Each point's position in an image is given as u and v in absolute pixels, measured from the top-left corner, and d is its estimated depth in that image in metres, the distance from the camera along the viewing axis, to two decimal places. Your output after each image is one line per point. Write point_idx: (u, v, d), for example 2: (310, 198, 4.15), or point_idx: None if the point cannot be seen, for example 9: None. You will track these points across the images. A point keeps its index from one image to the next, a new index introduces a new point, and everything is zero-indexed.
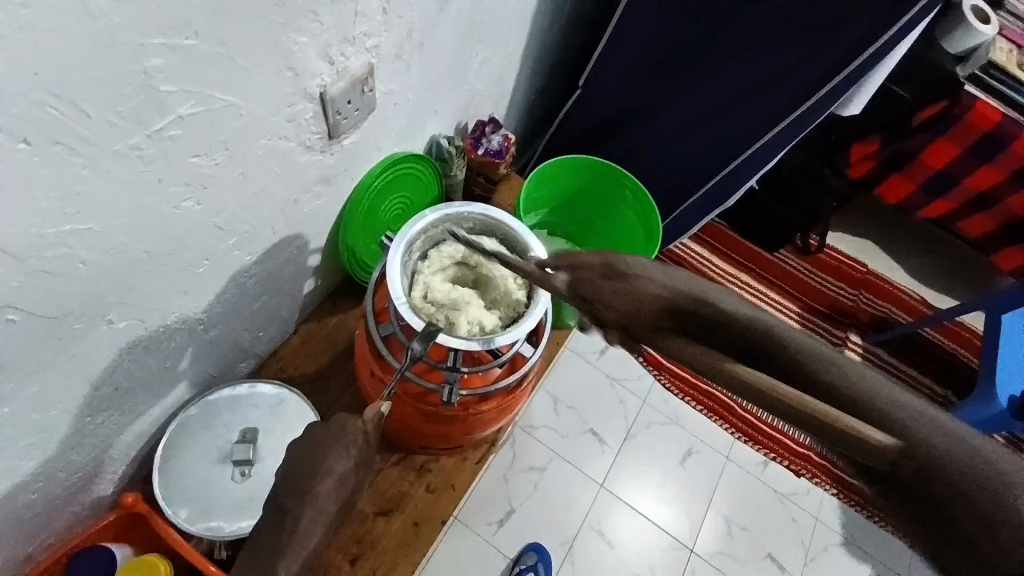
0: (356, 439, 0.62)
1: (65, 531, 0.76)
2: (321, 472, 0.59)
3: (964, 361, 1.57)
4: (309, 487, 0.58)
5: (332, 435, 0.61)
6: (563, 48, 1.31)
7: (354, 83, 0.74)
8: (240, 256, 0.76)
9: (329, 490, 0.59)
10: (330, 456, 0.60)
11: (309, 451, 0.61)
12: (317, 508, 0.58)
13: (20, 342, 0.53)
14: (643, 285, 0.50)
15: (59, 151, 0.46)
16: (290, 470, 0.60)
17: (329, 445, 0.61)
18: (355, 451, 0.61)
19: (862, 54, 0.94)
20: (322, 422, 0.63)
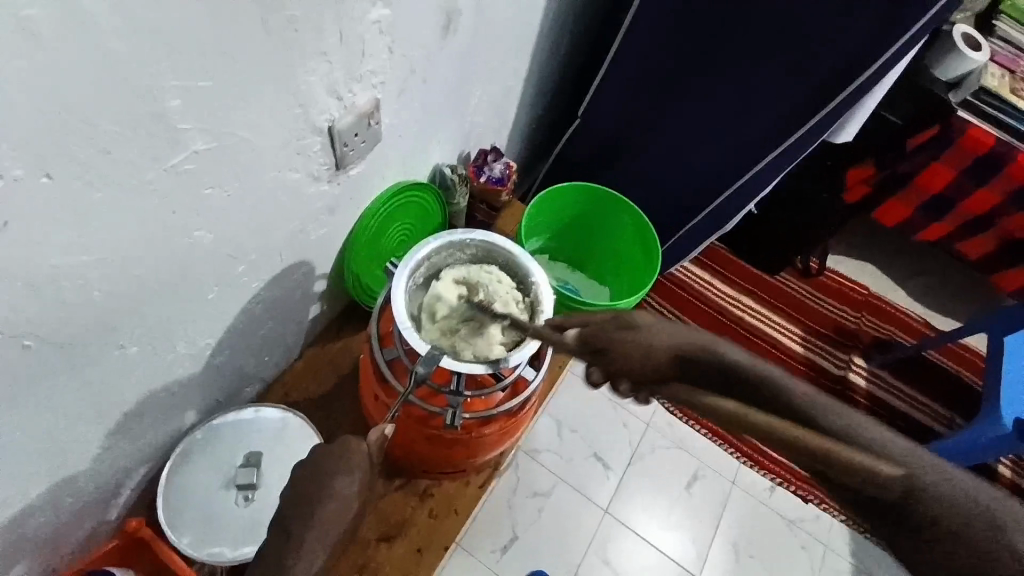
0: (359, 460, 0.63)
1: (69, 557, 0.77)
2: (327, 492, 0.60)
3: (969, 383, 1.57)
4: (315, 507, 0.59)
5: (336, 455, 0.63)
6: (562, 80, 1.36)
7: (361, 117, 0.77)
8: (248, 283, 0.78)
9: (333, 510, 0.60)
10: (335, 477, 0.61)
11: (313, 472, 0.62)
12: (321, 529, 0.59)
13: (35, 368, 0.55)
14: (658, 337, 0.52)
15: (81, 185, 0.49)
16: (294, 491, 0.61)
17: (333, 466, 0.62)
18: (359, 471, 0.62)
19: (851, 83, 0.97)
20: (326, 443, 0.65)
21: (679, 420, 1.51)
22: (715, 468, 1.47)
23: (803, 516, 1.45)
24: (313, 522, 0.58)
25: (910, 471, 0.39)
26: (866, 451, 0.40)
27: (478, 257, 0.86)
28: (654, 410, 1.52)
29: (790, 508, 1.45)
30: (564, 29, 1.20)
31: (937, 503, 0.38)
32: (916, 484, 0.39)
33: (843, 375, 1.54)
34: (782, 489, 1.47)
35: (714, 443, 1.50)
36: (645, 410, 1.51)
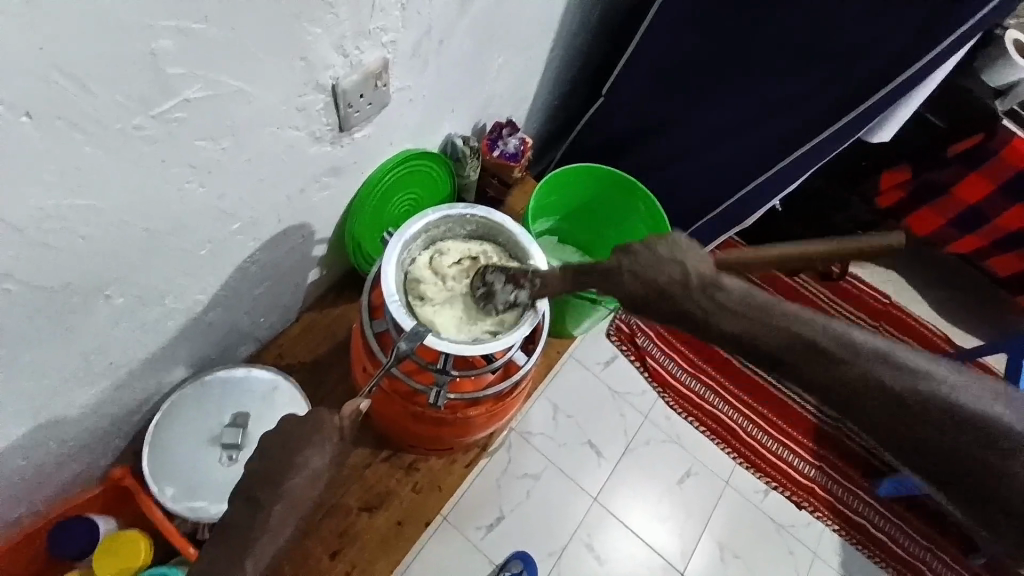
0: (331, 435, 0.61)
1: (53, 498, 0.77)
2: (296, 465, 0.58)
3: None
4: (285, 477, 0.57)
5: (308, 428, 0.60)
6: (589, 54, 1.30)
7: (368, 77, 0.74)
8: (244, 241, 0.77)
9: (304, 483, 0.58)
10: (305, 450, 0.59)
11: (284, 442, 0.60)
12: (292, 501, 0.57)
13: (14, 310, 0.54)
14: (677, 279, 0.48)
15: (62, 126, 0.47)
16: (267, 459, 0.59)
17: (305, 439, 0.59)
18: (331, 445, 0.60)
19: (896, 76, 0.90)
20: (301, 414, 0.62)
21: (677, 415, 1.48)
22: (710, 467, 1.45)
23: (795, 522, 1.42)
24: (284, 494, 0.57)
25: (919, 384, 0.39)
26: (868, 366, 0.40)
27: (479, 233, 0.83)
28: (654, 402, 1.49)
29: (783, 514, 1.43)
30: (593, 1, 1.14)
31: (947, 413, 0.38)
32: (917, 396, 0.39)
33: None
34: (776, 494, 1.44)
35: (715, 443, 1.47)
36: (644, 402, 1.48)
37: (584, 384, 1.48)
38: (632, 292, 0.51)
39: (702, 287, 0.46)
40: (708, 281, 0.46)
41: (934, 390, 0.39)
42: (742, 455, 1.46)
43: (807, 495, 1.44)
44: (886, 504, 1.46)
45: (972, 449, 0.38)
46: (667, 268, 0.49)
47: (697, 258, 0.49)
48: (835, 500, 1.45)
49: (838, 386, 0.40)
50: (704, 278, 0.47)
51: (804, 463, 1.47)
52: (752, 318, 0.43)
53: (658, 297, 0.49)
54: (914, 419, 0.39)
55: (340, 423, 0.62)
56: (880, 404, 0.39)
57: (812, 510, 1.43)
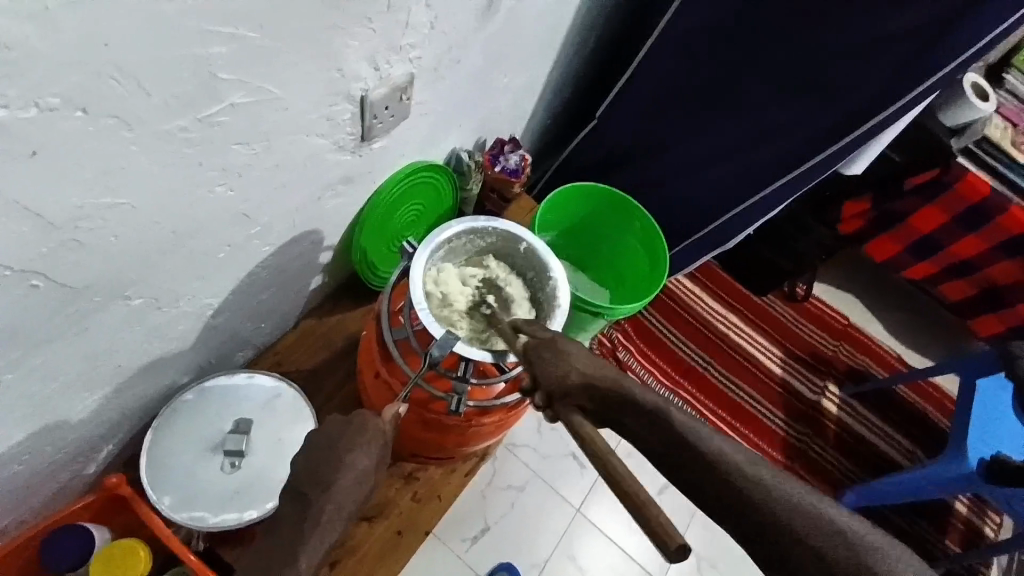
0: (377, 437, 0.62)
1: (41, 508, 0.74)
2: (344, 465, 0.59)
3: (934, 421, 1.62)
4: (334, 478, 0.58)
5: (354, 431, 0.61)
6: (584, 77, 1.35)
7: (393, 90, 0.76)
8: (259, 246, 0.76)
9: (350, 484, 0.58)
10: (352, 451, 0.60)
11: (332, 442, 0.60)
12: (337, 502, 0.57)
13: (36, 309, 0.52)
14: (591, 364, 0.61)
15: (113, 125, 0.47)
16: (301, 464, 0.60)
17: (351, 442, 0.60)
18: (376, 447, 0.61)
19: (871, 118, 0.98)
20: (340, 418, 0.63)
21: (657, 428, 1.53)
22: (687, 479, 1.50)
23: None
24: (332, 497, 0.57)
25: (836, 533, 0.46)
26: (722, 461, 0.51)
27: (497, 245, 0.85)
28: None
29: None
30: (593, 28, 1.19)
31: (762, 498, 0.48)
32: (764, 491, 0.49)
33: (818, 401, 1.59)
34: (748, 506, 1.50)
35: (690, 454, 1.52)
36: None
37: None
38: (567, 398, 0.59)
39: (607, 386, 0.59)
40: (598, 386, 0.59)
41: (844, 529, 0.46)
42: None
43: None
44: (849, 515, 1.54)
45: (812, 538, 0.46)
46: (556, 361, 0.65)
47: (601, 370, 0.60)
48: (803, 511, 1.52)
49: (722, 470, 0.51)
50: (597, 386, 0.59)
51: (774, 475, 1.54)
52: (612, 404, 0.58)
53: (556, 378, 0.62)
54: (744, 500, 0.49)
55: (382, 426, 0.63)
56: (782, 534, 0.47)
57: None
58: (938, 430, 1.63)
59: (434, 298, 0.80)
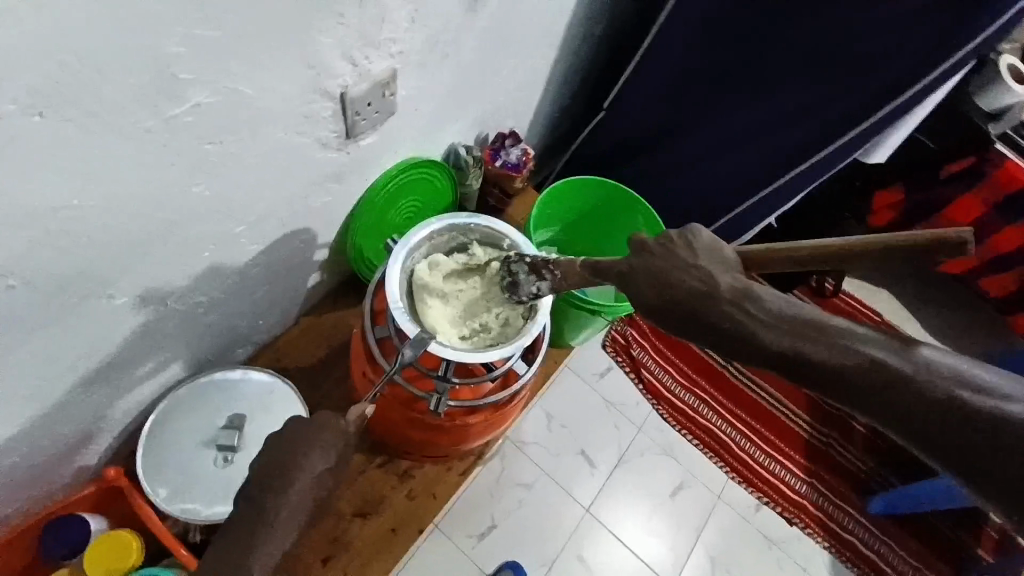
0: (336, 439, 0.62)
1: (44, 498, 0.77)
2: (300, 467, 0.59)
3: None
4: (292, 480, 0.58)
5: (312, 431, 0.61)
6: (592, 67, 1.31)
7: (376, 86, 0.75)
8: (247, 244, 0.77)
9: (308, 487, 0.59)
10: (309, 455, 0.60)
11: (289, 442, 0.61)
12: (295, 505, 0.58)
13: (14, 308, 0.54)
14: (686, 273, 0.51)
15: (73, 127, 0.48)
16: (267, 464, 0.60)
17: (309, 444, 0.60)
18: (335, 450, 0.62)
19: (888, 103, 0.93)
20: (304, 417, 0.64)
21: (671, 427, 1.49)
22: (702, 480, 1.45)
23: (785, 537, 1.43)
24: (287, 503, 0.58)
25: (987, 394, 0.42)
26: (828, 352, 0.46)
27: (483, 242, 0.82)
28: (648, 414, 1.50)
29: (773, 528, 1.44)
30: (596, 16, 1.16)
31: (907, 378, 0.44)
32: (836, 362, 0.46)
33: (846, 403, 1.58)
34: (768, 509, 1.45)
35: (704, 455, 1.48)
36: (638, 414, 1.49)
37: (579, 394, 1.48)
38: (651, 302, 0.52)
39: (734, 299, 0.49)
40: (740, 293, 0.49)
41: (942, 384, 0.43)
42: (732, 467, 1.47)
43: (798, 510, 1.45)
44: (876, 521, 1.47)
45: (882, 393, 0.44)
46: (693, 275, 0.50)
47: (728, 267, 0.51)
48: (826, 516, 1.46)
49: (817, 376, 0.46)
50: (735, 291, 0.49)
51: (795, 478, 1.48)
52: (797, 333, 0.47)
53: (676, 304, 0.51)
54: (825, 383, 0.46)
55: (344, 428, 0.63)
56: (919, 396, 0.43)
57: (803, 525, 1.44)
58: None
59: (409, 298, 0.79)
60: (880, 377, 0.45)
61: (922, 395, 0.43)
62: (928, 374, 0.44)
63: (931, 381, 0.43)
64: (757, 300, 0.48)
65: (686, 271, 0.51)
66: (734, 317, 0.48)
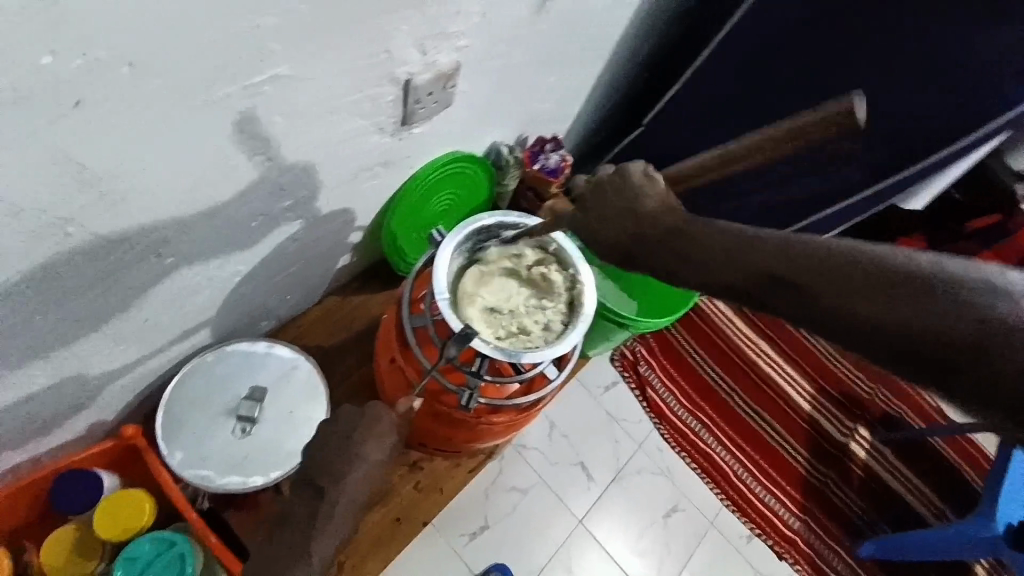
0: (389, 428, 0.66)
1: (60, 449, 0.77)
2: (354, 458, 0.63)
3: (965, 477, 1.58)
4: (346, 470, 0.62)
5: (366, 422, 0.66)
6: (637, 83, 1.32)
7: (440, 77, 0.75)
8: (291, 218, 0.77)
9: (362, 478, 0.62)
10: (364, 445, 0.64)
11: (343, 435, 0.65)
12: (349, 496, 0.61)
13: (68, 255, 0.54)
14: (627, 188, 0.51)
15: (159, 84, 0.48)
16: (321, 451, 0.64)
17: (363, 434, 0.64)
18: (387, 441, 0.66)
19: (929, 156, 0.95)
20: (355, 409, 0.68)
21: (671, 449, 1.48)
22: (697, 504, 1.45)
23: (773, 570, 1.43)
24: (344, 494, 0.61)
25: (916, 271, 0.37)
26: (747, 240, 0.43)
27: None
28: (650, 432, 1.49)
29: (763, 561, 1.44)
30: (651, 33, 1.16)
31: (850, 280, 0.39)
32: (801, 257, 0.40)
33: (845, 443, 1.57)
34: (759, 541, 1.45)
35: (702, 480, 1.47)
36: (641, 431, 1.49)
37: (584, 406, 1.48)
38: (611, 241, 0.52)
39: (665, 213, 0.49)
40: (665, 207, 0.49)
41: (833, 251, 0.39)
42: (729, 496, 1.47)
43: (789, 546, 1.45)
44: (865, 564, 1.47)
45: (819, 277, 0.39)
46: (646, 202, 0.50)
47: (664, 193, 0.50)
48: (816, 555, 1.46)
49: (707, 262, 0.45)
50: (663, 205, 0.49)
51: (789, 513, 1.48)
52: (734, 237, 0.45)
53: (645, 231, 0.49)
54: (781, 282, 0.41)
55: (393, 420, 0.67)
56: (929, 305, 0.36)
57: (792, 561, 1.44)
58: (965, 486, 1.58)
59: (460, 292, 0.78)
60: (776, 266, 0.41)
61: (846, 273, 0.39)
62: (896, 270, 0.37)
63: (911, 270, 0.37)
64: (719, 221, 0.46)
65: (643, 196, 0.50)
66: (698, 229, 0.47)
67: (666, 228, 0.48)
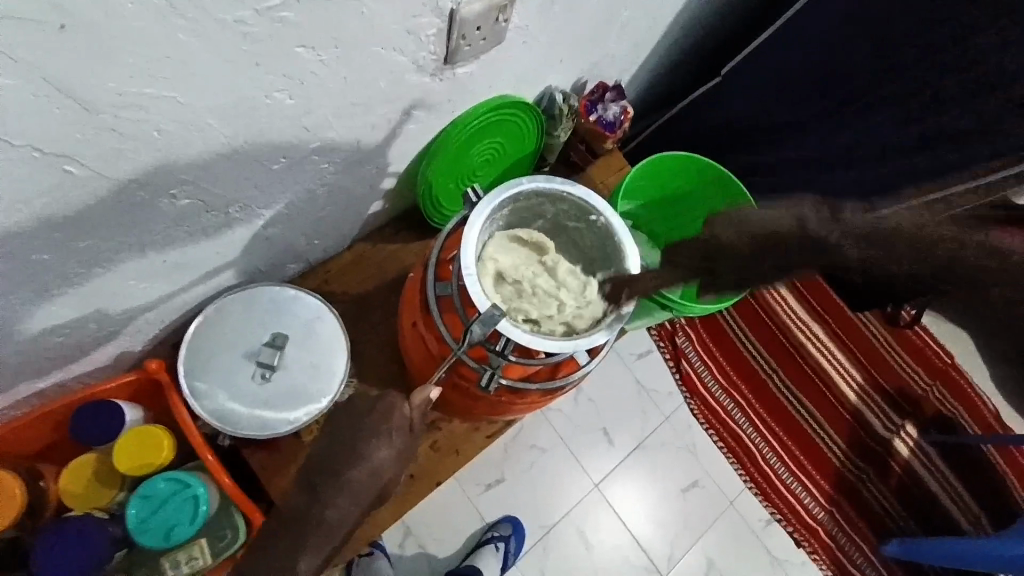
0: (399, 424, 0.65)
1: (87, 377, 0.77)
2: (360, 454, 0.60)
3: (1015, 492, 1.47)
4: (345, 468, 0.59)
5: (379, 415, 0.65)
6: (721, 26, 1.14)
7: (492, 9, 0.64)
8: (318, 162, 0.71)
9: (365, 477, 0.59)
10: (371, 442, 0.62)
11: (352, 429, 0.63)
12: (349, 496, 0.59)
13: (72, 193, 0.50)
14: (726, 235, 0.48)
15: (158, 4, 0.41)
16: (330, 443, 0.63)
17: (374, 428, 0.63)
18: (397, 439, 0.63)
19: None
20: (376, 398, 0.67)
21: (699, 424, 1.43)
22: (719, 484, 1.41)
23: (790, 557, 1.40)
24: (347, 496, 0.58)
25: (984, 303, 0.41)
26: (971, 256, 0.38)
27: (570, 214, 0.75)
28: (679, 407, 1.43)
29: (780, 547, 1.40)
30: None
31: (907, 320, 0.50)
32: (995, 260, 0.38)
33: (889, 439, 1.46)
34: (778, 527, 1.40)
35: (728, 460, 1.42)
36: (670, 405, 1.43)
37: (615, 373, 1.42)
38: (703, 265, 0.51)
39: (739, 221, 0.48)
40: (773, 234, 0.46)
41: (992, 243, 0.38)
42: (754, 479, 1.41)
43: (810, 535, 1.40)
44: (888, 565, 1.41)
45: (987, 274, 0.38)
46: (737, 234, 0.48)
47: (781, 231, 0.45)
48: (839, 549, 1.40)
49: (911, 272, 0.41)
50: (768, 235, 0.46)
51: (816, 504, 1.41)
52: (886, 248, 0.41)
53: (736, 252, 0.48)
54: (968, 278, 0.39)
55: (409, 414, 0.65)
56: None
57: (810, 550, 1.39)
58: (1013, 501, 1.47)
59: (486, 271, 0.73)
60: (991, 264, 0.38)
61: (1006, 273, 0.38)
62: None
63: None
64: (834, 239, 0.43)
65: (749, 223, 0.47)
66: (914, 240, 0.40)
67: (762, 239, 0.46)
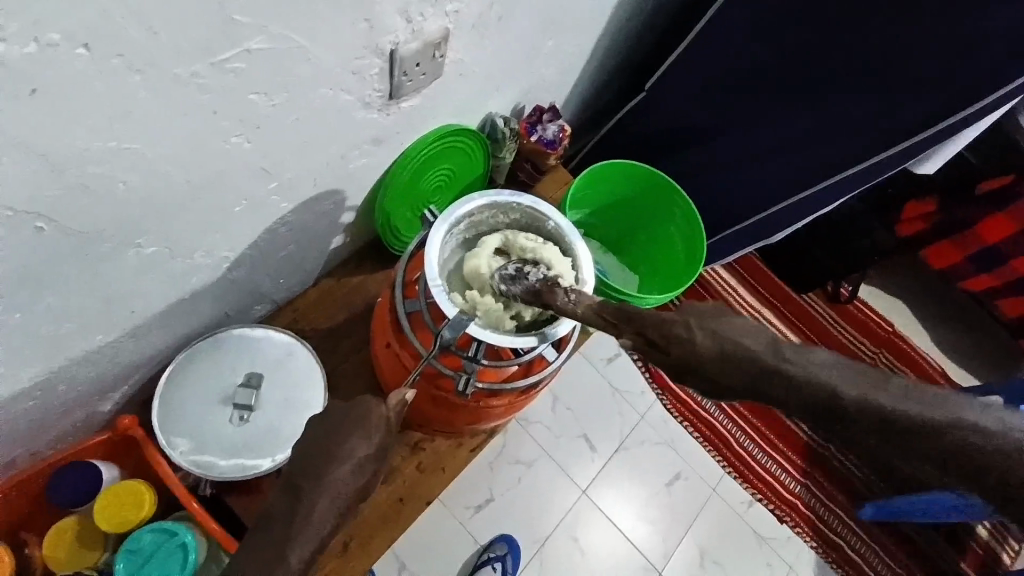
0: (379, 424, 0.63)
1: (60, 441, 0.77)
2: (342, 452, 0.60)
3: None
4: (328, 468, 0.59)
5: (356, 416, 0.63)
6: (639, 45, 1.25)
7: (428, 46, 0.70)
8: (279, 202, 0.74)
9: (349, 472, 0.59)
10: (350, 438, 0.61)
11: (327, 434, 0.62)
12: (332, 490, 0.58)
13: (42, 251, 0.52)
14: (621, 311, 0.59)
15: (118, 65, 0.44)
16: (306, 449, 0.61)
17: (352, 427, 0.62)
18: (376, 436, 0.62)
19: (953, 112, 0.88)
20: (347, 402, 0.65)
21: (673, 418, 1.48)
22: (699, 472, 1.46)
23: (776, 535, 1.45)
24: (328, 488, 0.58)
25: (961, 421, 0.41)
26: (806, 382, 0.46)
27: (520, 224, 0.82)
28: (652, 404, 1.48)
29: (764, 525, 1.45)
30: None
31: (927, 429, 0.42)
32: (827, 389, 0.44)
33: None
34: (761, 507, 1.46)
35: (705, 448, 1.48)
36: (643, 403, 1.48)
37: (586, 378, 1.47)
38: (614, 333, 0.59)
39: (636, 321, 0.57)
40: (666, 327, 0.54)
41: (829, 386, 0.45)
42: (731, 463, 1.47)
43: (789, 509, 1.46)
44: (866, 528, 1.49)
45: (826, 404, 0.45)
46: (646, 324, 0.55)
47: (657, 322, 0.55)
48: (818, 520, 1.47)
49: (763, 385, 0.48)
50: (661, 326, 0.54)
51: (791, 479, 1.49)
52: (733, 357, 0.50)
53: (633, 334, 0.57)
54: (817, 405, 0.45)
55: (386, 413, 0.64)
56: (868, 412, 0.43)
57: (793, 525, 1.46)
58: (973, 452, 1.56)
59: (467, 304, 0.74)
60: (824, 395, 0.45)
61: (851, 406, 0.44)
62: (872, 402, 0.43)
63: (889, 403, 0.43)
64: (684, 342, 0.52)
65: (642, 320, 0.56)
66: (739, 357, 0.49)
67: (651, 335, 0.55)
